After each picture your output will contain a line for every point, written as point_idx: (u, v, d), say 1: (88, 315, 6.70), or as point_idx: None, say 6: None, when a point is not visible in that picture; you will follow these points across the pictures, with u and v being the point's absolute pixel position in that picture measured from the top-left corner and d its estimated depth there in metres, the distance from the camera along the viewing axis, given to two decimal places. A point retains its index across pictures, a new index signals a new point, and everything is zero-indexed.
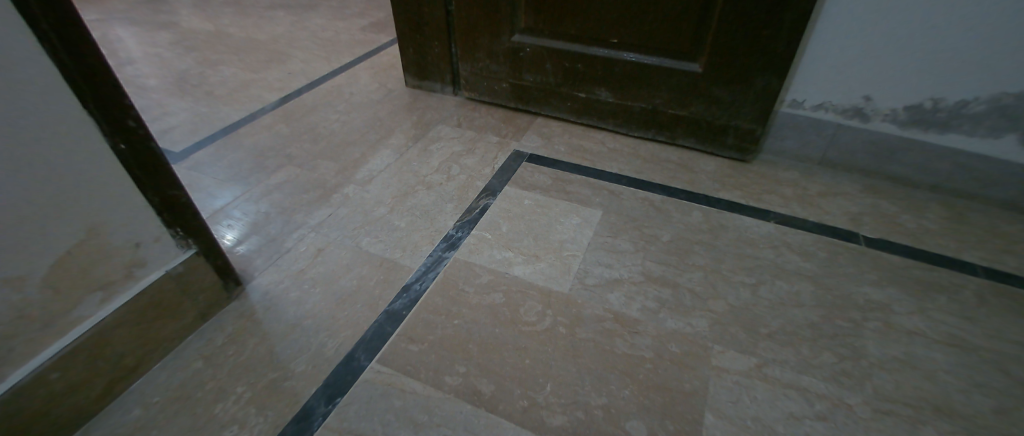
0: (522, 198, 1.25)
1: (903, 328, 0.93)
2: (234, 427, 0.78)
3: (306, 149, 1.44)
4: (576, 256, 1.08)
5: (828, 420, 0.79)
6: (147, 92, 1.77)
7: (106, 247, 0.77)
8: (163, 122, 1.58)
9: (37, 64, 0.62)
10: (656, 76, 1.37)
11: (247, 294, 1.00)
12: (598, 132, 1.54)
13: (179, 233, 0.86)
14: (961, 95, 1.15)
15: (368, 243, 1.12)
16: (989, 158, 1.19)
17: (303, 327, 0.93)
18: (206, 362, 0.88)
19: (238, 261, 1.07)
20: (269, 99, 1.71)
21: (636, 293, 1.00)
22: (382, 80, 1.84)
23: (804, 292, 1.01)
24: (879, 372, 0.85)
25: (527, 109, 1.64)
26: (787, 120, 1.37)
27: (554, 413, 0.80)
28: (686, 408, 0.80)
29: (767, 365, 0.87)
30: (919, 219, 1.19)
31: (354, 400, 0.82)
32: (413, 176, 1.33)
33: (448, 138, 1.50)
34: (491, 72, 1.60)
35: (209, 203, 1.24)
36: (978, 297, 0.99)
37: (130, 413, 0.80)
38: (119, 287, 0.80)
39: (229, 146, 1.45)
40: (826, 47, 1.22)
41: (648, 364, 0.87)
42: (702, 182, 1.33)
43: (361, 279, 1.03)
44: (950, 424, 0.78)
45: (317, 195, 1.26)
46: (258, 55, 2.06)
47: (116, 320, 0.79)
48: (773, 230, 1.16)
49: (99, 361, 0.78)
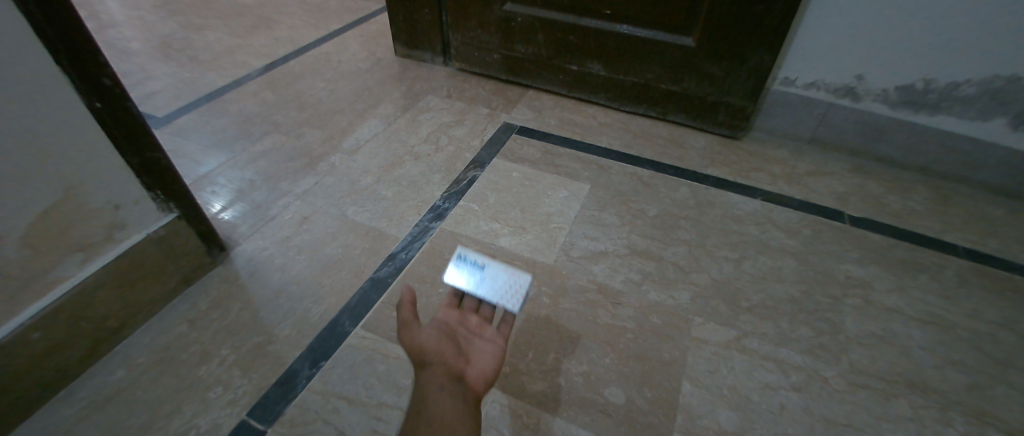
0: (511, 170, 1.24)
1: (880, 305, 0.95)
2: (218, 388, 0.79)
3: (292, 116, 1.42)
4: (562, 229, 1.09)
5: (802, 390, 0.81)
6: (128, 55, 1.71)
7: (86, 208, 0.76)
8: (145, 87, 1.54)
9: (8, 20, 0.60)
10: (649, 50, 1.35)
11: (232, 260, 1.00)
12: (589, 107, 1.53)
13: (160, 197, 0.85)
14: (954, 77, 1.15)
15: (354, 212, 1.11)
16: (978, 141, 1.19)
17: (288, 293, 0.94)
18: (191, 326, 0.88)
19: (223, 227, 1.06)
20: (255, 65, 1.67)
21: (620, 265, 1.01)
22: (371, 49, 1.80)
23: (786, 267, 1.02)
24: (854, 346, 0.88)
25: (518, 81, 1.62)
26: (779, 98, 1.36)
27: (535, 379, 0.81)
28: (665, 376, 0.82)
29: (746, 337, 0.88)
30: (904, 199, 1.21)
31: (339, 364, 0.83)
32: (401, 147, 1.31)
33: (437, 109, 1.48)
34: (483, 42, 1.57)
35: (194, 170, 1.22)
36: (956, 276, 1.01)
37: (113, 373, 0.81)
38: (100, 249, 0.79)
39: (214, 112, 1.43)
40: (823, 24, 1.20)
41: (629, 334, 0.88)
42: (692, 158, 1.33)
43: (347, 247, 1.03)
44: (921, 398, 0.80)
45: (304, 163, 1.25)
46: (244, 20, 2.00)
47: (98, 282, 0.79)
48: (759, 207, 1.17)
49: (82, 322, 0.78)
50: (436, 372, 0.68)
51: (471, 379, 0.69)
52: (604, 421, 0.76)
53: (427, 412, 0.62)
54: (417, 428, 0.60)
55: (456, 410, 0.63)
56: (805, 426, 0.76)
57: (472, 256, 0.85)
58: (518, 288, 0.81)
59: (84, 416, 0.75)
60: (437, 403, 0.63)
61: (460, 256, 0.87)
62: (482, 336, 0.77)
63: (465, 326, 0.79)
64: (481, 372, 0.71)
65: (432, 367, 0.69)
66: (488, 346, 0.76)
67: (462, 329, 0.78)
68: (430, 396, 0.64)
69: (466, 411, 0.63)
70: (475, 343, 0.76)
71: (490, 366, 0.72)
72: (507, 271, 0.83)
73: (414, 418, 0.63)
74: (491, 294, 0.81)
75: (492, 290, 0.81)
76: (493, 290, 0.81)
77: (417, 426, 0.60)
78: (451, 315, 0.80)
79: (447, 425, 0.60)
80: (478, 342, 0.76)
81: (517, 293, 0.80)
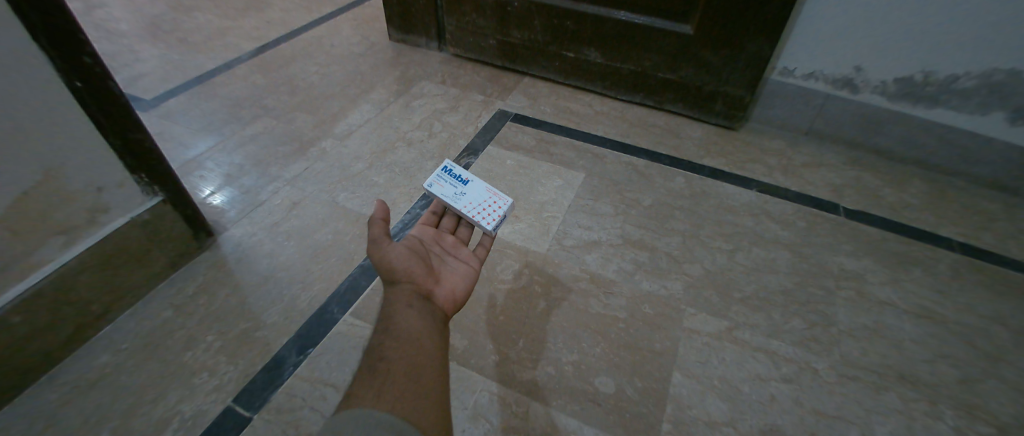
0: (505, 158, 1.23)
1: (873, 298, 0.95)
2: (204, 374, 0.78)
3: (283, 101, 1.39)
4: (556, 218, 1.08)
5: (793, 382, 0.81)
6: (116, 36, 1.68)
7: (66, 190, 0.74)
8: (134, 68, 1.51)
9: None
10: (647, 38, 1.33)
11: (220, 245, 0.98)
12: (586, 95, 1.51)
13: (145, 180, 0.83)
14: (953, 69, 1.13)
15: (344, 198, 1.09)
16: (975, 135, 1.19)
17: (276, 279, 0.92)
18: (177, 311, 0.87)
19: (211, 212, 1.04)
20: (246, 48, 1.64)
21: (613, 255, 1.00)
22: (365, 33, 1.77)
23: (780, 259, 1.01)
24: (846, 339, 0.87)
25: (514, 68, 1.59)
26: (777, 88, 1.35)
27: (525, 368, 0.80)
28: (656, 367, 0.82)
29: (738, 329, 0.88)
30: (899, 192, 1.20)
31: (327, 351, 0.82)
32: (393, 133, 1.29)
33: (431, 95, 1.45)
34: (479, 28, 1.54)
35: (181, 153, 1.20)
36: (950, 270, 1.01)
37: (98, 358, 0.79)
38: (82, 232, 0.77)
39: (203, 95, 1.40)
40: (824, 13, 1.18)
41: (621, 324, 0.87)
42: (688, 148, 1.31)
43: (337, 234, 1.01)
44: (912, 391, 0.80)
45: (294, 148, 1.23)
46: (235, 2, 1.96)
47: (80, 265, 0.77)
48: (754, 198, 1.16)
49: (64, 306, 0.77)
50: (405, 289, 0.62)
51: (442, 299, 0.65)
52: (594, 411, 0.76)
53: (393, 330, 0.56)
54: (383, 345, 0.54)
55: (426, 327, 0.58)
56: (795, 418, 0.76)
57: (456, 171, 0.84)
58: (497, 207, 0.79)
59: (68, 401, 0.74)
60: (405, 319, 0.58)
61: (445, 168, 0.85)
62: (457, 256, 0.73)
63: (439, 245, 0.74)
64: (453, 293, 0.67)
65: (401, 284, 0.63)
66: (462, 267, 0.71)
67: (436, 247, 0.73)
68: (398, 313, 0.59)
69: (437, 330, 0.59)
70: (448, 262, 0.72)
71: (462, 286, 0.68)
72: (489, 190, 0.81)
73: (377, 335, 0.57)
74: (468, 208, 0.79)
75: (471, 204, 0.79)
76: (471, 204, 0.79)
77: (383, 343, 0.55)
78: (425, 232, 0.75)
79: (417, 342, 0.55)
80: (452, 262, 0.72)
81: (497, 211, 0.78)
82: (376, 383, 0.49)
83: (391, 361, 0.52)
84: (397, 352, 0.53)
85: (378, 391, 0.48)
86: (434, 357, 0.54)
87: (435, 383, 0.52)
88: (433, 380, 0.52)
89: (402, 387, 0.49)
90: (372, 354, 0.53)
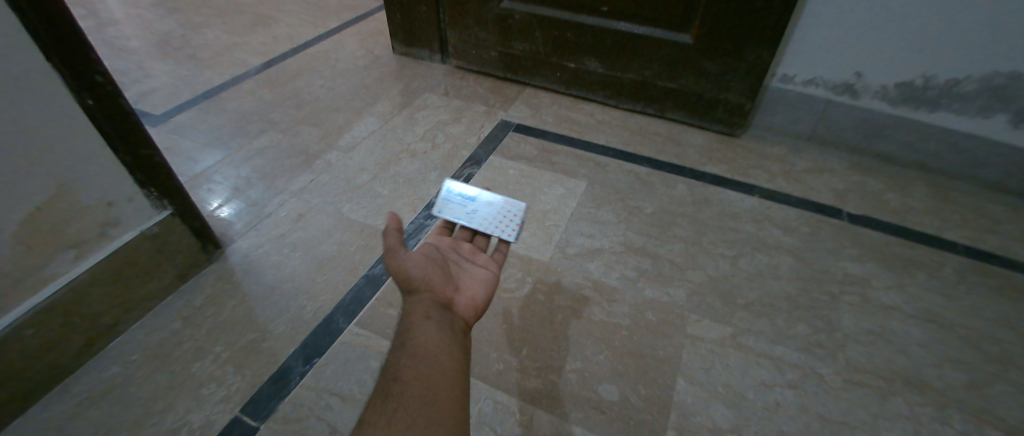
0: (508, 168, 1.24)
1: (878, 302, 0.94)
2: (211, 385, 0.79)
3: (289, 114, 1.42)
4: (558, 226, 1.08)
5: (799, 389, 0.80)
6: (127, 53, 1.71)
7: (79, 204, 0.76)
8: (144, 84, 1.54)
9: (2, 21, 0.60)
10: (646, 47, 1.34)
11: (227, 257, 1.00)
12: (587, 104, 1.53)
13: (154, 193, 0.84)
14: (953, 73, 1.14)
15: (349, 209, 1.11)
16: (978, 138, 1.19)
17: (281, 290, 0.94)
18: (185, 322, 0.88)
19: (218, 224, 1.06)
20: (253, 63, 1.67)
21: (616, 262, 1.01)
22: (369, 46, 1.80)
23: (783, 265, 1.01)
24: (852, 344, 0.87)
25: (516, 79, 1.61)
26: (777, 95, 1.35)
27: (529, 376, 0.81)
28: (660, 374, 0.82)
29: (742, 335, 0.88)
30: (903, 196, 1.20)
31: (332, 361, 0.82)
32: (397, 144, 1.31)
33: (434, 107, 1.47)
34: (480, 40, 1.56)
35: (190, 167, 1.22)
36: (956, 274, 1.00)
37: (107, 370, 0.81)
38: (93, 245, 0.79)
39: (211, 110, 1.43)
40: (821, 20, 1.19)
41: (624, 331, 0.88)
42: (689, 156, 1.32)
43: (343, 244, 1.03)
44: (920, 396, 0.80)
45: (300, 161, 1.25)
46: (242, 19, 2.00)
47: (91, 279, 0.78)
48: (756, 204, 1.16)
49: (75, 319, 0.78)
50: (424, 300, 0.63)
51: (462, 308, 0.65)
52: (598, 418, 0.76)
53: (412, 344, 0.56)
54: (400, 363, 0.54)
55: (444, 341, 0.58)
56: (802, 425, 0.76)
57: (462, 190, 0.85)
58: (514, 217, 0.81)
59: (79, 412, 0.75)
60: (424, 334, 0.58)
61: (448, 190, 0.85)
62: (475, 263, 0.74)
63: (457, 252, 0.75)
64: (472, 301, 0.67)
65: (420, 295, 0.64)
66: (481, 273, 0.72)
67: (454, 254, 0.74)
68: (416, 326, 0.59)
69: (456, 341, 0.59)
70: (466, 269, 0.72)
71: (481, 294, 0.69)
72: (499, 202, 0.83)
73: (395, 350, 0.57)
74: (485, 225, 0.79)
75: (487, 220, 0.79)
76: (486, 220, 0.80)
77: (399, 360, 0.54)
78: (442, 240, 0.76)
79: (434, 357, 0.55)
80: (470, 268, 0.73)
81: (514, 222, 0.80)
82: (392, 406, 0.49)
83: (407, 381, 0.52)
84: (414, 370, 0.53)
85: (392, 415, 0.48)
86: (453, 374, 0.54)
87: (452, 400, 0.51)
88: (450, 397, 0.52)
89: (417, 410, 0.49)
90: (388, 373, 0.53)
